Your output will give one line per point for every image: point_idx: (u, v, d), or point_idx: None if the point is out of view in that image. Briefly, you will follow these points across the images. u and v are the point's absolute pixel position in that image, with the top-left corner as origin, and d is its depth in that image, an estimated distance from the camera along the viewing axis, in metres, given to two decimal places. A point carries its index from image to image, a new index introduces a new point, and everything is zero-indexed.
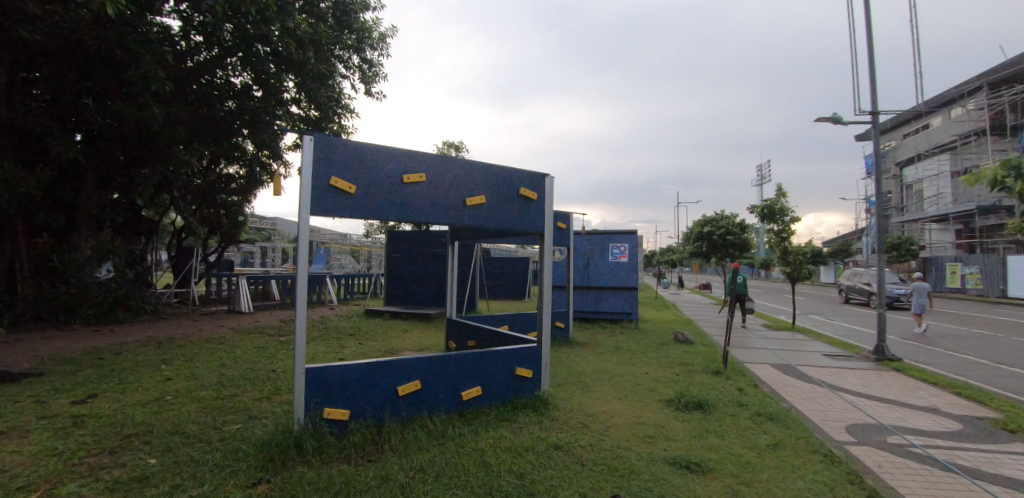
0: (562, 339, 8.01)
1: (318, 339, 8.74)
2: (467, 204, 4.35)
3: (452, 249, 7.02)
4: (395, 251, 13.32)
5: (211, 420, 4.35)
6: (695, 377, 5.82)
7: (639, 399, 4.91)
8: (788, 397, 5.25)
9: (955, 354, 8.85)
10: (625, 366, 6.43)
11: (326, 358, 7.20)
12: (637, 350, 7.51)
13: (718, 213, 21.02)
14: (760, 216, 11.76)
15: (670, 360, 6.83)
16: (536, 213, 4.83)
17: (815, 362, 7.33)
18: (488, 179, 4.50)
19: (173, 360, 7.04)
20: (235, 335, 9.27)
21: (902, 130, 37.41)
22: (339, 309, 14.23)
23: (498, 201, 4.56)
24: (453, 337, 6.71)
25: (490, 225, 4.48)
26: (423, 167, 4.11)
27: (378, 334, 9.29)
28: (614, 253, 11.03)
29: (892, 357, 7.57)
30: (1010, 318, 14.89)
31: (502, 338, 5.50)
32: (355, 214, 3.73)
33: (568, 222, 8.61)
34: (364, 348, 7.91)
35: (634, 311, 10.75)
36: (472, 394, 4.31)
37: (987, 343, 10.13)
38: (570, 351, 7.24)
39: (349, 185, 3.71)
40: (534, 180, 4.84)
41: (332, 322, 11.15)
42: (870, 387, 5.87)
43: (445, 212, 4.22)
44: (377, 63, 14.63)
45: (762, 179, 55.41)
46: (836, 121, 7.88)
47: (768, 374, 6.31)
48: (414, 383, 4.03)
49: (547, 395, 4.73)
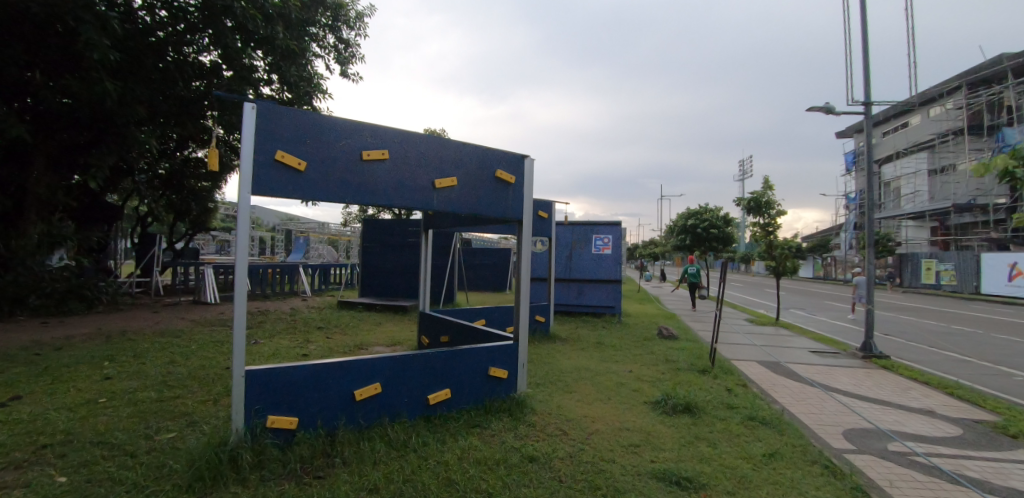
0: (542, 333, 7.64)
1: (284, 333, 8.19)
2: (437, 186, 3.88)
3: (426, 237, 6.56)
4: (371, 241, 12.76)
5: (144, 426, 3.85)
6: (681, 376, 5.50)
7: (624, 401, 4.56)
8: (779, 398, 4.96)
9: (939, 351, 8.79)
10: (608, 363, 6.08)
11: (290, 353, 6.70)
12: (620, 346, 7.18)
13: (703, 206, 20.90)
14: (746, 209, 11.51)
15: (654, 356, 6.52)
16: (514, 198, 4.40)
17: (803, 359, 7.10)
18: (461, 160, 4.05)
19: (119, 355, 6.44)
20: (195, 328, 8.65)
21: (881, 128, 37.90)
22: (312, 301, 13.61)
23: (472, 185, 4.12)
24: (426, 331, 6.28)
25: (464, 211, 4.04)
26: (386, 144, 3.64)
27: (349, 327, 8.79)
28: (598, 244, 10.70)
29: (880, 354, 7.41)
30: (986, 315, 15.13)
31: (476, 334, 5.09)
32: (305, 194, 3.25)
33: (550, 211, 8.20)
34: (331, 343, 7.39)
35: (617, 305, 10.43)
36: (440, 397, 3.88)
37: (968, 341, 10.12)
38: (550, 347, 6.88)
39: (298, 161, 3.23)
40: (512, 163, 4.40)
41: (302, 315, 10.58)
42: (862, 387, 5.64)
43: (412, 195, 3.76)
44: (353, 43, 13.92)
45: (744, 174, 56.02)
46: (828, 111, 7.58)
47: (756, 372, 6.03)
48: (374, 387, 3.58)
49: (523, 397, 4.34)
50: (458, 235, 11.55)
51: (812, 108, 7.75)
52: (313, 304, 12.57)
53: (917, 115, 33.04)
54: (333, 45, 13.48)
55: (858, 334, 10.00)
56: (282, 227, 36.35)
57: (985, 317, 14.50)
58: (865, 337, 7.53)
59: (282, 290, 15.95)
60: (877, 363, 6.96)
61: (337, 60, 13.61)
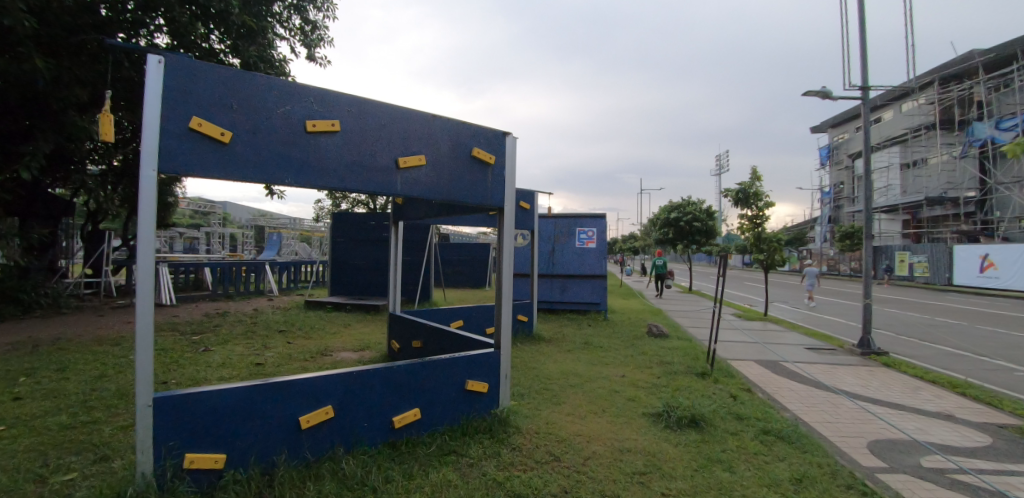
0: (526, 334, 7.05)
1: (240, 337, 7.39)
2: (402, 165, 3.22)
3: (395, 230, 5.88)
4: (342, 236, 11.95)
5: (37, 462, 3.09)
6: (679, 380, 5.00)
7: (622, 413, 4.02)
8: (788, 404, 4.50)
9: (932, 345, 8.57)
10: (599, 367, 5.54)
11: (243, 362, 5.95)
12: (609, 345, 6.66)
13: (685, 199, 20.65)
14: (733, 201, 11.15)
15: (647, 357, 6.01)
16: (494, 182, 3.76)
17: (801, 357, 6.72)
18: (430, 135, 3.39)
19: (39, 369, 5.54)
20: (139, 335, 7.74)
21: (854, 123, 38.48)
22: (278, 300, 12.69)
23: (445, 165, 3.47)
24: (396, 335, 5.63)
25: (435, 197, 3.40)
26: (337, 113, 2.97)
27: (315, 330, 8.04)
28: (582, 238, 10.19)
29: (878, 350, 7.10)
30: (966, 306, 15.23)
31: (452, 339, 4.48)
32: (233, 173, 2.58)
33: (532, 202, 7.61)
34: (292, 349, 6.65)
35: (603, 301, 9.91)
36: (407, 419, 3.26)
37: (956, 333, 9.96)
38: (534, 349, 6.32)
39: (221, 130, 2.56)
40: (491, 140, 3.75)
41: (264, 316, 9.73)
42: (871, 388, 5.23)
43: (371, 176, 3.10)
44: (321, 25, 13.03)
45: (721, 169, 56.47)
46: (824, 95, 7.19)
47: (756, 374, 5.58)
48: (325, 411, 2.93)
49: (507, 413, 3.74)
50: (434, 229, 10.87)
51: (808, 91, 7.33)
52: (279, 305, 11.70)
53: (890, 110, 33.52)
54: (298, 26, 12.53)
55: (848, 328, 9.76)
56: (250, 223, 34.75)
57: (964, 308, 14.60)
58: (863, 333, 7.19)
59: (247, 289, 14.95)
60: (877, 361, 6.62)
61: (303, 43, 12.68)
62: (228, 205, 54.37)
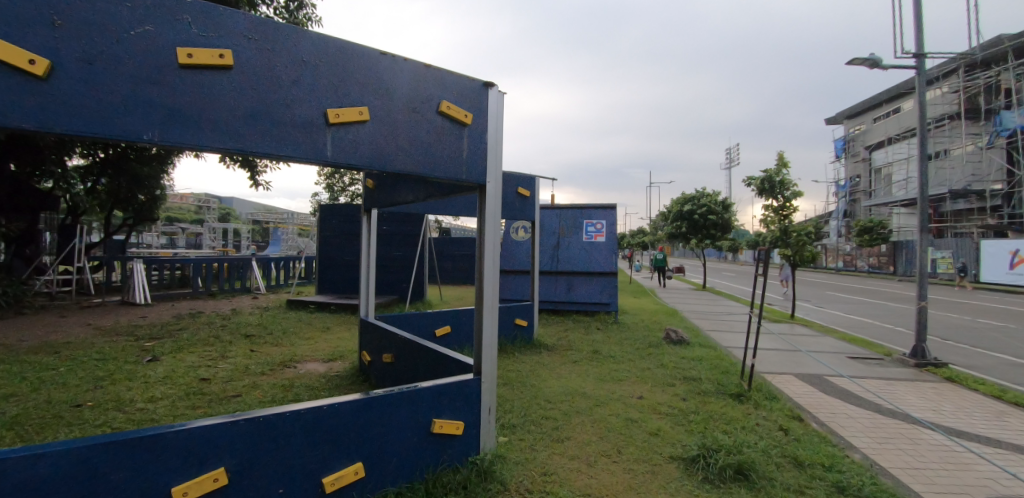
0: (525, 341, 6.08)
1: (200, 344, 6.50)
2: (333, 121, 2.25)
3: (368, 220, 4.94)
4: (329, 230, 11.06)
5: None
6: (710, 405, 4.02)
7: (642, 457, 3.06)
8: (854, 440, 3.52)
9: (989, 353, 7.49)
10: (612, 384, 4.57)
11: (189, 376, 5.06)
12: (622, 355, 5.69)
13: (699, 190, 19.54)
14: (757, 190, 10.08)
15: (667, 371, 5.02)
16: (473, 151, 2.73)
17: (847, 368, 5.72)
18: (375, 81, 2.40)
19: None
20: (87, 340, 6.86)
21: (871, 114, 36.89)
22: (261, 299, 11.82)
23: (401, 124, 2.47)
24: (367, 345, 4.70)
25: (384, 168, 2.42)
26: (226, 40, 2.02)
27: (289, 334, 7.15)
28: (590, 231, 9.26)
29: (935, 361, 6.08)
30: (1005, 306, 13.99)
31: (427, 354, 3.54)
32: (50, 123, 1.68)
33: (533, 189, 6.63)
34: (252, 359, 5.74)
35: (613, 302, 8.90)
36: (345, 479, 2.32)
37: (1011, 338, 8.81)
38: (534, 360, 5.37)
39: (30, 56, 1.64)
40: (467, 92, 2.71)
41: (238, 317, 8.85)
42: (947, 414, 4.22)
43: (286, 136, 2.15)
44: (307, 2, 12.03)
45: (731, 162, 55.05)
46: (873, 64, 6.10)
47: (802, 392, 4.61)
48: (211, 478, 1.99)
49: (489, 460, 2.79)
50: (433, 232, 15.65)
51: (852, 60, 6.25)
52: (262, 304, 10.87)
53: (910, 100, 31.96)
54: (282, 4, 11.56)
55: (888, 333, 8.68)
56: (250, 217, 34.10)
57: (1005, 308, 13.40)
58: (916, 341, 6.17)
59: (231, 287, 14.11)
60: (937, 375, 5.59)
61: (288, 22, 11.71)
62: (233, 199, 54.23)
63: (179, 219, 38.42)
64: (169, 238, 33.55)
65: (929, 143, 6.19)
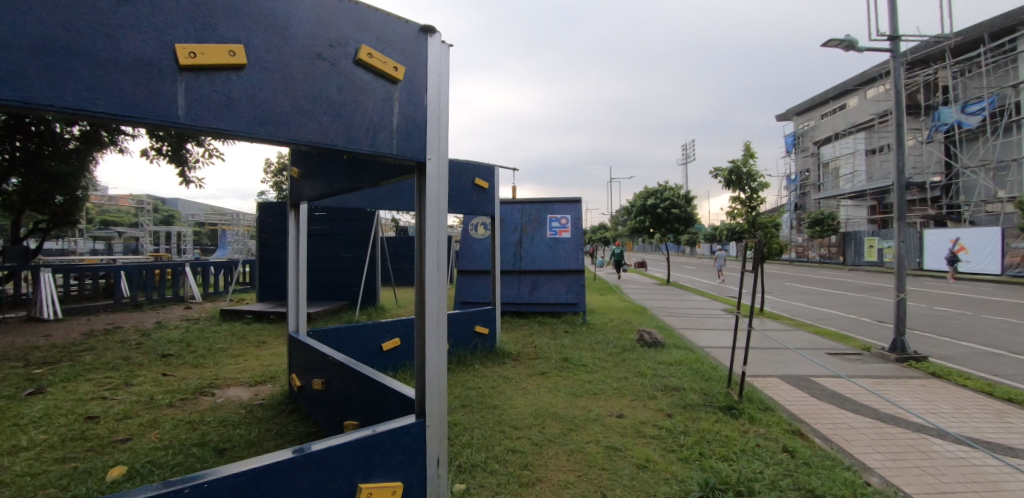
0: (486, 350, 5.40)
1: (103, 370, 5.45)
2: (186, 63, 1.49)
3: (295, 216, 4.12)
4: (270, 231, 9.99)
5: None
6: (701, 422, 3.50)
7: None
8: (865, 459, 3.08)
9: (958, 343, 7.42)
10: (587, 401, 3.98)
11: (75, 412, 4.09)
12: (596, 363, 5.13)
13: (662, 184, 19.43)
14: (725, 182, 9.81)
15: (646, 380, 4.49)
16: (408, 117, 2.01)
17: (830, 367, 5.38)
18: (257, 8, 1.64)
19: None
20: None
21: (817, 111, 38.41)
22: (194, 309, 10.59)
23: (299, 76, 1.73)
24: (297, 367, 3.90)
25: (275, 137, 1.68)
26: None
27: (216, 352, 6.19)
28: (554, 227, 8.71)
29: (914, 355, 5.86)
30: (952, 293, 14.48)
31: (362, 381, 2.81)
32: None
33: (492, 181, 5.97)
34: (161, 387, 4.76)
35: (581, 301, 8.32)
36: None
37: (971, 326, 8.90)
38: (498, 374, 4.72)
39: None
40: (397, 35, 1.98)
41: (161, 332, 7.74)
42: (949, 418, 3.88)
43: (101, 82, 1.37)
44: None
45: (688, 157, 56.27)
46: (849, 46, 5.77)
47: (794, 398, 4.19)
48: None
49: None
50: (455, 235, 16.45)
51: (827, 42, 5.91)
52: (194, 315, 9.67)
53: (855, 97, 33.41)
54: None
55: (858, 325, 8.56)
56: (193, 218, 31.71)
57: (954, 295, 13.86)
58: (895, 335, 5.94)
59: (163, 296, 12.68)
60: (922, 370, 5.34)
61: None
62: (177, 200, 50.84)
63: (113, 223, 35.38)
64: (101, 243, 30.82)
65: (904, 129, 5.95)
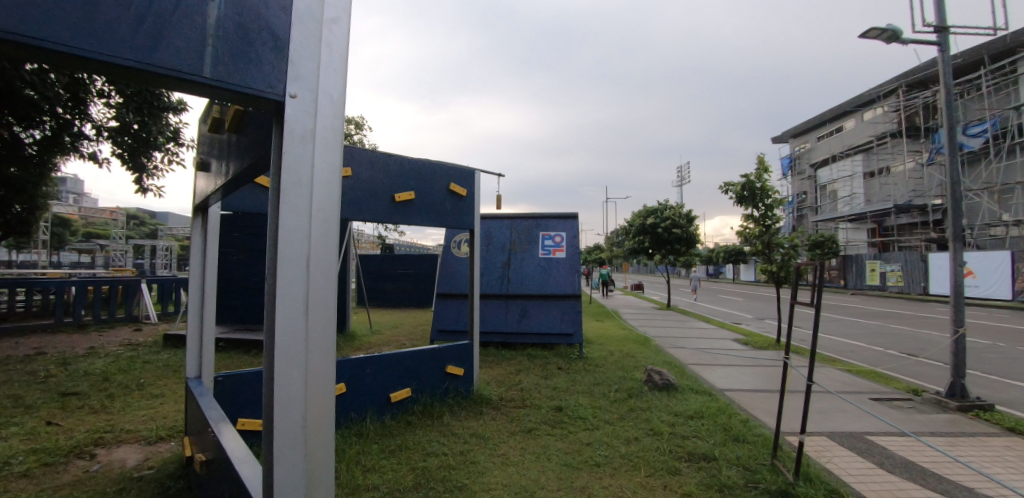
0: (459, 397, 4.33)
1: None
2: None
3: (200, 222, 3.03)
4: None
5: None
6: None
7: None
8: None
9: (1009, 383, 6.43)
10: (584, 477, 2.94)
11: None
12: (595, 414, 4.10)
13: (662, 203, 18.64)
14: (736, 198, 8.90)
15: (661, 442, 3.47)
16: (242, 20, 1.22)
17: (884, 420, 4.34)
18: None
19: None
20: None
21: (814, 133, 38.13)
22: (142, 332, 9.37)
23: None
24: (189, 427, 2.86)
25: None
26: None
27: (132, 390, 5.06)
28: (547, 245, 7.76)
29: (977, 401, 4.86)
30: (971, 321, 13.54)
31: (232, 477, 1.80)
32: None
33: (472, 188, 4.97)
34: (31, 444, 3.63)
35: (577, 332, 7.14)
36: None
37: (1013, 361, 7.94)
38: (469, 430, 3.67)
39: None
40: None
41: (84, 362, 6.57)
42: None
43: None
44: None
45: (684, 179, 55.90)
46: (891, 36, 4.93)
47: (860, 471, 3.18)
48: None
49: None
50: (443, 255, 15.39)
51: (865, 33, 5.07)
52: (138, 339, 8.51)
53: (851, 119, 33.30)
54: None
55: (889, 360, 7.56)
56: (175, 232, 30.33)
57: (974, 323, 12.94)
58: (953, 377, 4.96)
59: (115, 318, 11.39)
60: (995, 424, 4.34)
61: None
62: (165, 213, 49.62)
63: (92, 235, 33.89)
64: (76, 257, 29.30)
65: (955, 133, 5.08)
